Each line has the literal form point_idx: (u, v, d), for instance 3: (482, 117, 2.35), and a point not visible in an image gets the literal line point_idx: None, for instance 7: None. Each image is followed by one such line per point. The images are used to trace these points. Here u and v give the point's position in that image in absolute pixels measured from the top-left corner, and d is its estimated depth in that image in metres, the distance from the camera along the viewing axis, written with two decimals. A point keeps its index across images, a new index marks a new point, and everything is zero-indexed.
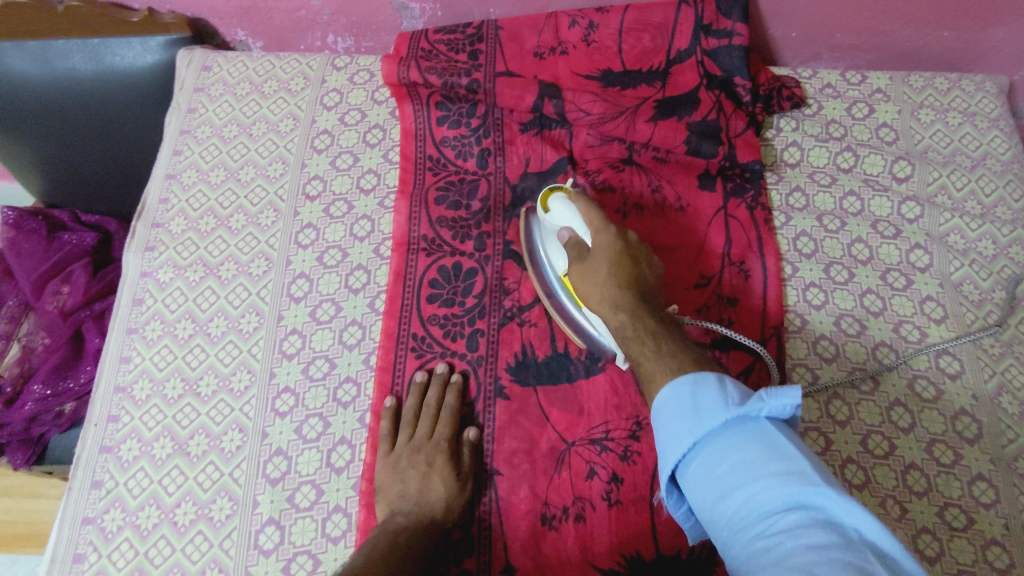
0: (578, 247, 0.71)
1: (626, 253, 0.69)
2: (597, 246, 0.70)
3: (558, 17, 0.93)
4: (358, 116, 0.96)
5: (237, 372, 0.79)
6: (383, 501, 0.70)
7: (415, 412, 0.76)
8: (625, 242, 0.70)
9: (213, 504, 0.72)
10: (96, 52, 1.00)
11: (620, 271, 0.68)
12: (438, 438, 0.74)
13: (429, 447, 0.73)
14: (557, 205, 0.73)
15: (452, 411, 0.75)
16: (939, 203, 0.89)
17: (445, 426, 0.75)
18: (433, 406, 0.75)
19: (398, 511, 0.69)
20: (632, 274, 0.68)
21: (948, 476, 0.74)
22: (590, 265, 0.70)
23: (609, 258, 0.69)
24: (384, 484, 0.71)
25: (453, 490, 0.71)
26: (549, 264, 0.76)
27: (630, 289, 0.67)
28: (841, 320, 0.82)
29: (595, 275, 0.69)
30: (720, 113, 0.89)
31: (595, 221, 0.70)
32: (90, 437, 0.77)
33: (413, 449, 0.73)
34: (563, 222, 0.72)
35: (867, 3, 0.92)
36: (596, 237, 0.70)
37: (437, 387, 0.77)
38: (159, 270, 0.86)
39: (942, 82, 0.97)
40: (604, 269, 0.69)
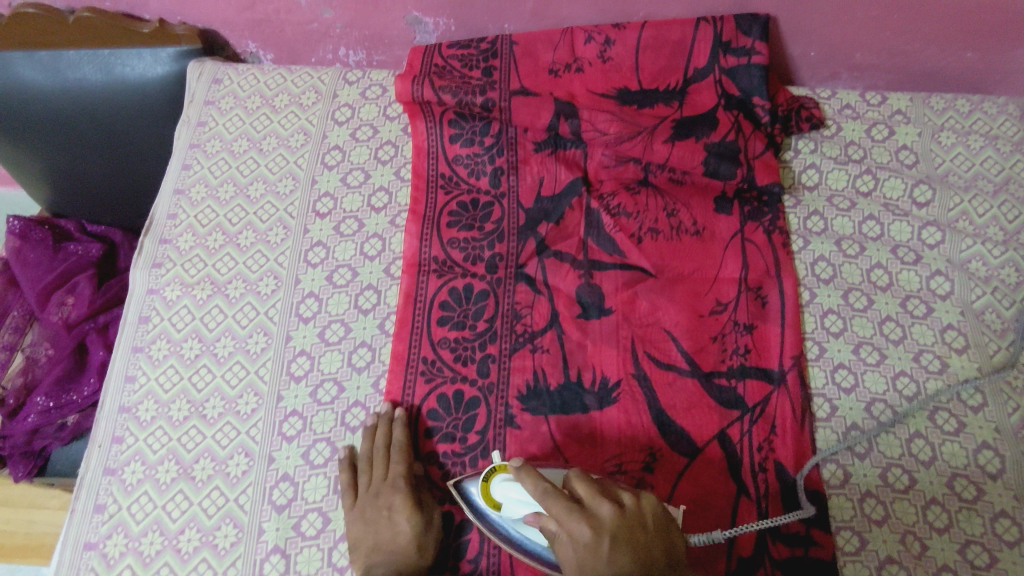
0: (553, 546, 0.55)
1: (614, 541, 0.52)
2: (581, 546, 0.52)
3: (574, 32, 0.91)
4: (370, 132, 0.94)
5: (243, 395, 0.78)
6: (358, 552, 0.67)
7: (366, 455, 0.73)
8: (612, 520, 0.53)
9: (218, 530, 0.71)
10: (106, 62, 0.99)
11: (617, 552, 0.51)
12: (395, 477, 0.71)
13: (389, 489, 0.70)
14: (510, 490, 0.61)
15: (403, 447, 0.72)
16: (960, 228, 0.87)
17: (400, 463, 0.72)
18: (383, 446, 0.72)
19: (376, 564, 0.66)
20: (645, 549, 0.52)
21: (970, 512, 0.72)
22: (587, 567, 0.51)
23: (612, 545, 0.52)
24: (357, 537, 0.68)
25: (422, 528, 0.68)
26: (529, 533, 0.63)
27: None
28: (860, 349, 0.81)
29: (598, 573, 0.51)
30: (739, 133, 0.88)
31: (556, 500, 0.55)
32: (93, 459, 0.76)
33: (374, 494, 0.70)
34: (526, 506, 0.60)
35: (889, 22, 0.91)
36: (569, 538, 0.53)
37: (385, 426, 0.74)
38: (166, 287, 0.85)
39: (964, 104, 0.95)
40: (608, 568, 0.50)
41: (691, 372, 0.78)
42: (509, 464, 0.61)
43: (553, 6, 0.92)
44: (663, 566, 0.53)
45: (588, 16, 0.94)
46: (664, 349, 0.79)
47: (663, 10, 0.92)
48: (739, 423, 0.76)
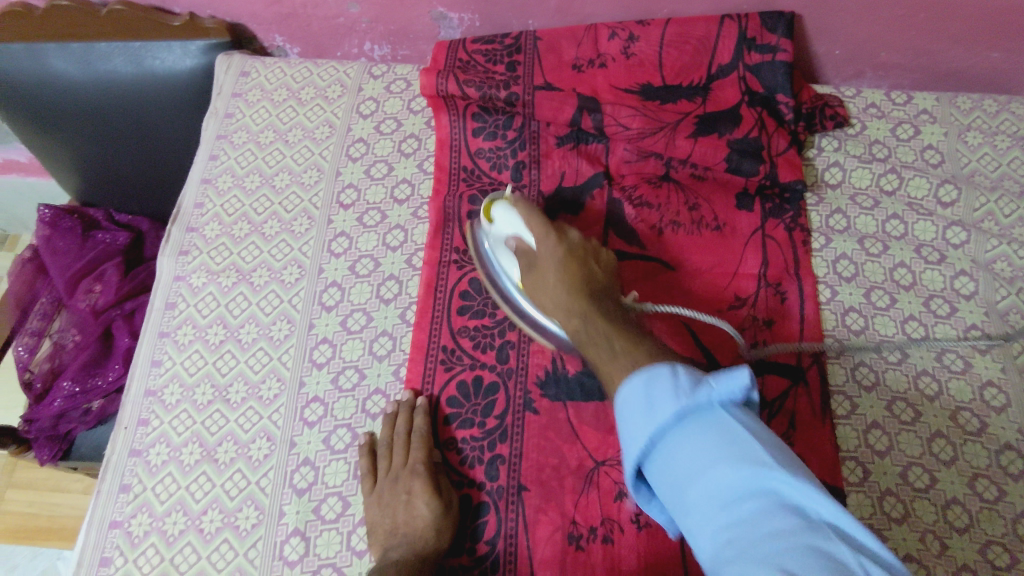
0: (527, 254, 0.71)
1: (575, 254, 0.68)
2: (542, 253, 0.69)
3: (598, 29, 0.92)
4: (394, 125, 0.95)
5: (266, 380, 0.79)
6: (377, 537, 0.69)
7: (387, 440, 0.74)
8: (568, 243, 0.69)
9: (239, 512, 0.72)
10: (136, 55, 1.01)
11: (569, 268, 0.67)
12: (414, 462, 0.72)
13: (406, 474, 0.71)
14: (502, 215, 0.73)
15: (423, 434, 0.73)
16: (985, 229, 0.86)
17: (419, 449, 0.72)
18: (403, 431, 0.73)
19: (392, 546, 0.67)
20: (581, 271, 0.67)
21: (991, 512, 0.71)
22: (540, 274, 0.69)
23: (557, 265, 0.68)
24: (375, 522, 0.70)
25: (439, 512, 0.69)
26: (503, 273, 0.76)
27: (581, 288, 0.65)
28: (881, 347, 0.80)
29: (545, 281, 0.68)
30: (762, 131, 0.88)
31: (535, 224, 0.71)
32: (120, 440, 0.77)
33: (392, 479, 0.71)
34: (509, 231, 0.73)
35: (917, 20, 0.90)
36: (539, 244, 0.70)
37: (406, 414, 0.74)
38: (193, 274, 0.86)
39: (991, 104, 0.94)
40: (552, 271, 0.68)
41: (709, 366, 0.78)
42: (510, 196, 0.75)
43: (577, 2, 0.93)
44: (594, 288, 0.66)
45: (612, 12, 0.94)
46: (682, 341, 0.80)
47: (687, 7, 0.93)
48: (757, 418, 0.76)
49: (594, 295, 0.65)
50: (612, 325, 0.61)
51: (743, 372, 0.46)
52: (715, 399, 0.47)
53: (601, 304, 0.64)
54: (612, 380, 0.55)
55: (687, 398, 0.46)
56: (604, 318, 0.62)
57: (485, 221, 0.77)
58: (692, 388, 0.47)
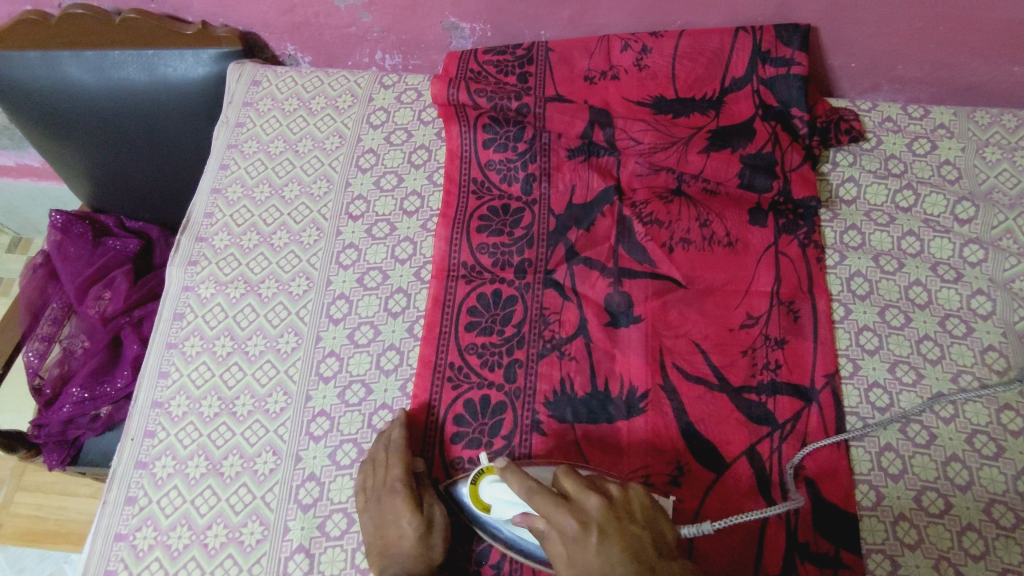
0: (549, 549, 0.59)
1: (613, 521, 0.58)
2: (566, 533, 0.57)
3: (610, 41, 0.92)
4: (404, 136, 0.95)
5: (273, 393, 0.79)
6: (371, 556, 0.68)
7: (370, 456, 0.72)
8: (593, 513, 0.58)
9: (244, 527, 0.72)
10: (150, 63, 1.01)
11: (614, 549, 0.56)
12: (393, 480, 0.70)
13: (387, 493, 0.69)
14: (495, 490, 0.65)
15: (402, 448, 0.72)
16: (1004, 247, 0.85)
17: (397, 466, 0.70)
18: (383, 449, 0.72)
19: (384, 568, 0.66)
20: (627, 543, 0.57)
21: (1008, 540, 0.70)
22: (577, 574, 0.57)
23: (598, 551, 0.56)
24: (369, 540, 0.69)
25: (423, 530, 0.68)
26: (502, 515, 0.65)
27: (638, 558, 0.56)
28: (896, 368, 0.79)
29: (587, 569, 0.56)
30: (776, 145, 0.86)
31: (545, 495, 0.59)
32: (126, 452, 0.77)
33: (375, 498, 0.70)
34: (515, 504, 0.64)
35: (935, 33, 0.88)
36: (555, 540, 0.59)
37: (385, 432, 0.74)
38: (201, 285, 0.86)
39: (1010, 119, 0.92)
40: (596, 563, 0.56)
41: (720, 387, 0.77)
42: (499, 463, 0.64)
43: (590, 13, 0.92)
44: (646, 555, 0.57)
45: (625, 24, 0.93)
46: (692, 361, 0.78)
47: (701, 19, 0.92)
48: (768, 439, 0.75)
49: (649, 559, 0.57)
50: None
51: None
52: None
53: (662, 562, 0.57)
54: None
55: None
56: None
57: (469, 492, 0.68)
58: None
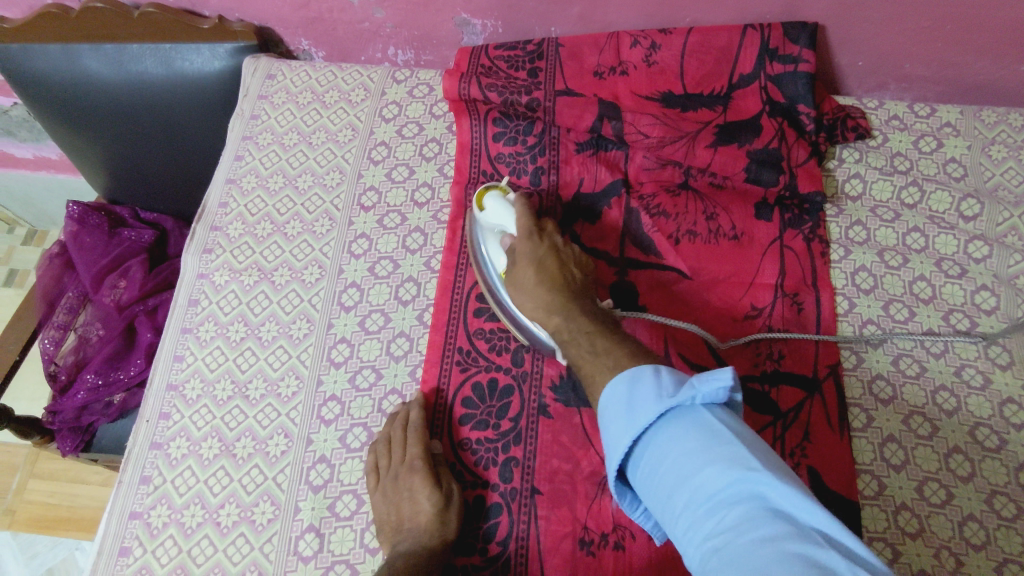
0: (512, 254, 0.75)
1: (556, 256, 0.74)
2: (522, 255, 0.74)
3: (620, 37, 0.93)
4: (416, 129, 0.97)
5: (285, 378, 0.80)
6: (387, 533, 0.69)
7: (386, 437, 0.74)
8: (557, 248, 0.75)
9: (256, 507, 0.73)
10: (167, 56, 1.03)
11: (551, 265, 0.73)
12: (411, 458, 0.71)
13: (405, 470, 0.71)
14: (495, 205, 0.78)
15: (418, 428, 0.74)
16: (1008, 243, 0.86)
17: (415, 444, 0.72)
18: (399, 429, 0.74)
19: (399, 542, 0.68)
20: (561, 273, 0.72)
21: (1009, 530, 0.71)
22: (519, 275, 0.73)
23: (535, 269, 0.72)
24: (384, 517, 0.70)
25: (442, 504, 0.69)
26: (489, 261, 0.79)
27: (563, 289, 0.71)
28: (899, 361, 0.80)
29: (524, 278, 0.72)
30: (782, 141, 0.88)
31: (526, 229, 0.75)
32: (141, 433, 0.79)
33: (392, 476, 0.71)
34: (500, 222, 0.77)
35: (942, 33, 0.89)
36: (521, 244, 0.74)
37: (401, 413, 0.75)
38: (216, 272, 0.88)
39: (1016, 118, 0.93)
40: (531, 271, 0.72)
41: None
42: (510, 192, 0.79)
43: (600, 10, 0.94)
44: (572, 293, 0.71)
45: (634, 21, 0.95)
46: (697, 351, 0.80)
47: (710, 17, 0.93)
48: (771, 427, 0.76)
49: (573, 302, 0.70)
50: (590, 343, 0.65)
51: (725, 369, 0.48)
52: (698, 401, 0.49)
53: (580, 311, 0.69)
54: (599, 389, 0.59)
55: (665, 399, 0.49)
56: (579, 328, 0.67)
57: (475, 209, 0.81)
58: (672, 393, 0.50)
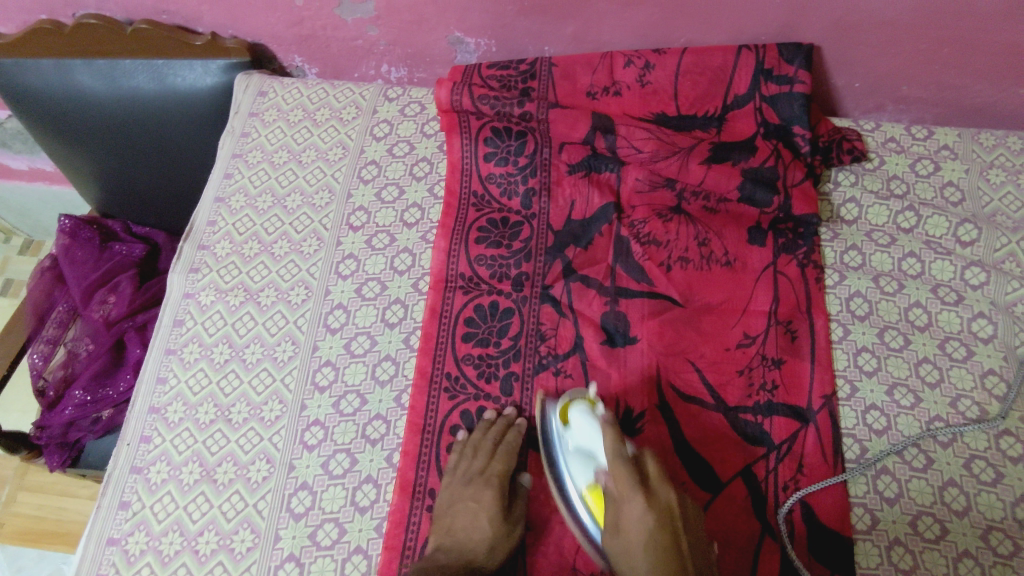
0: (613, 515, 0.65)
1: (663, 528, 0.62)
2: (627, 520, 0.64)
3: (613, 57, 0.91)
4: (406, 148, 0.96)
5: (269, 402, 0.79)
6: (431, 534, 0.70)
7: (473, 443, 0.74)
8: (659, 497, 0.64)
9: (235, 535, 0.72)
10: (159, 72, 1.03)
11: (657, 542, 0.61)
12: (490, 473, 0.73)
13: (479, 482, 0.72)
14: (582, 422, 0.71)
15: (509, 450, 0.74)
16: (1006, 270, 0.84)
17: (500, 462, 0.73)
18: (491, 443, 0.74)
19: (444, 546, 0.68)
20: (671, 533, 0.62)
21: (1004, 567, 0.69)
22: (621, 537, 0.64)
23: (641, 530, 0.62)
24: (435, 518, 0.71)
25: (500, 535, 0.69)
26: (569, 474, 0.71)
27: (668, 565, 0.60)
28: (894, 390, 0.78)
29: (627, 543, 0.63)
30: (778, 160, 0.86)
31: (624, 478, 0.65)
32: (122, 456, 0.78)
33: (464, 483, 0.72)
34: (585, 442, 0.71)
35: (939, 55, 0.88)
36: (624, 506, 0.64)
37: (500, 427, 0.76)
38: (201, 292, 0.87)
39: (1015, 142, 0.92)
40: (635, 540, 0.62)
41: (716, 407, 0.77)
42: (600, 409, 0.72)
43: (593, 30, 0.93)
44: (679, 560, 0.60)
45: (628, 41, 0.94)
46: (689, 381, 0.79)
47: (704, 37, 0.92)
48: (764, 460, 0.75)
49: (679, 563, 0.60)
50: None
51: None
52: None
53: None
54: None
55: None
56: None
57: (556, 423, 0.74)
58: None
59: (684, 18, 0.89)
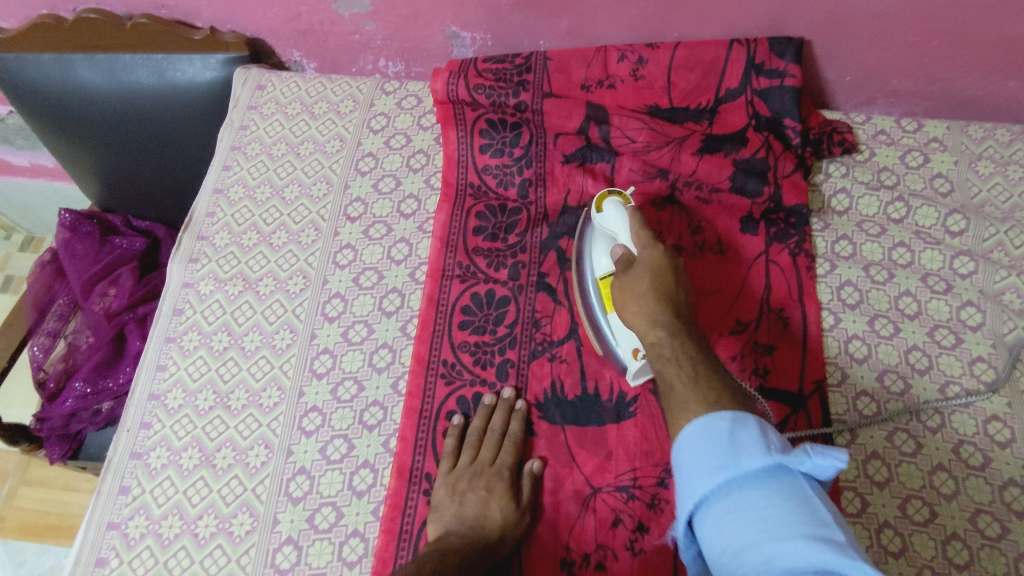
0: (626, 256, 0.71)
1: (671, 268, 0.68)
2: (641, 257, 0.69)
3: (608, 50, 0.93)
4: (403, 140, 0.97)
5: (267, 389, 0.80)
6: (438, 520, 0.71)
7: (480, 434, 0.76)
8: (673, 260, 0.69)
9: (234, 519, 0.73)
10: (158, 67, 1.04)
11: (662, 276, 0.67)
12: (499, 463, 0.74)
13: (489, 472, 0.73)
14: (612, 209, 0.75)
15: (516, 439, 0.75)
16: (995, 259, 0.85)
17: (508, 453, 0.75)
18: (497, 431, 0.75)
19: (452, 532, 0.69)
20: (672, 285, 0.66)
21: (993, 550, 0.70)
22: (632, 274, 0.69)
23: (651, 269, 0.67)
24: (443, 505, 0.72)
25: (510, 523, 0.70)
26: (591, 265, 0.77)
27: (666, 299, 0.65)
28: (884, 377, 0.79)
29: (637, 284, 0.67)
30: (769, 152, 0.88)
31: (643, 237, 0.71)
32: (122, 442, 0.79)
33: (473, 472, 0.74)
34: (611, 224, 0.74)
35: (930, 48, 0.89)
36: (642, 252, 0.70)
37: (503, 412, 0.77)
38: (201, 281, 0.88)
39: (1004, 134, 0.93)
40: (645, 278, 0.67)
41: None
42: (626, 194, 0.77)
43: (588, 24, 0.94)
44: (676, 308, 0.64)
45: (622, 34, 0.95)
46: None
47: (697, 31, 0.93)
48: None
49: (675, 316, 0.63)
50: (684, 359, 0.59)
51: (843, 452, 0.46)
52: (802, 470, 0.46)
53: (678, 323, 0.63)
54: (682, 402, 0.55)
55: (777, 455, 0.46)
56: (682, 339, 0.61)
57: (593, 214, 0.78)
58: (782, 452, 0.46)
59: (677, 12, 0.90)
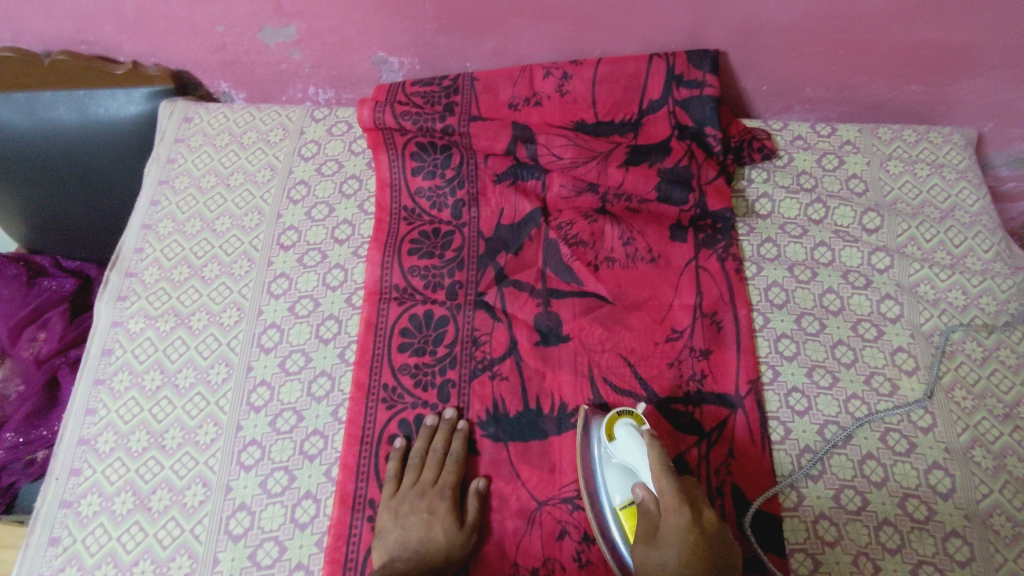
0: (647, 520, 0.63)
1: (705, 538, 0.58)
2: (668, 528, 0.60)
3: (533, 69, 0.95)
4: (335, 167, 0.97)
5: (203, 425, 0.78)
6: (381, 546, 0.70)
7: (422, 455, 0.76)
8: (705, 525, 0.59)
9: (172, 562, 0.71)
10: (80, 103, 1.02)
11: (699, 565, 0.56)
12: (442, 484, 0.74)
13: (432, 493, 0.73)
14: (626, 437, 0.69)
15: (458, 459, 0.75)
16: (908, 253, 0.90)
17: (451, 473, 0.75)
18: (440, 452, 0.76)
19: (396, 555, 0.69)
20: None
21: (921, 532, 0.73)
22: (653, 546, 0.60)
23: (678, 543, 0.58)
24: (387, 528, 0.71)
25: (455, 543, 0.70)
26: (606, 496, 0.70)
27: None
28: (813, 372, 0.82)
29: (662, 563, 0.58)
30: (691, 161, 0.90)
31: (663, 473, 0.64)
32: (50, 491, 0.76)
33: (417, 494, 0.74)
34: (630, 462, 0.68)
35: (836, 57, 0.94)
36: (665, 516, 0.61)
37: (445, 433, 0.77)
38: (130, 320, 0.86)
39: (910, 134, 0.99)
40: (673, 555, 0.57)
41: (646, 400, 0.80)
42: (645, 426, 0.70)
43: (512, 45, 0.96)
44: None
45: (546, 54, 0.97)
46: (621, 374, 0.81)
47: (618, 48, 0.96)
48: (696, 447, 0.77)
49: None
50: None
51: None
52: None
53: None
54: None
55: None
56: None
57: (604, 441, 0.73)
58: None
59: (597, 31, 0.93)
